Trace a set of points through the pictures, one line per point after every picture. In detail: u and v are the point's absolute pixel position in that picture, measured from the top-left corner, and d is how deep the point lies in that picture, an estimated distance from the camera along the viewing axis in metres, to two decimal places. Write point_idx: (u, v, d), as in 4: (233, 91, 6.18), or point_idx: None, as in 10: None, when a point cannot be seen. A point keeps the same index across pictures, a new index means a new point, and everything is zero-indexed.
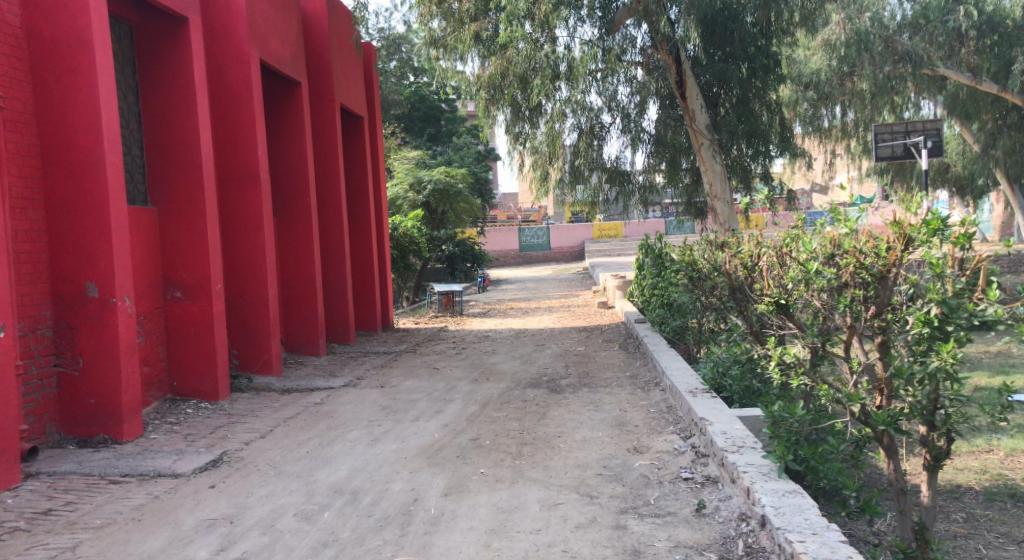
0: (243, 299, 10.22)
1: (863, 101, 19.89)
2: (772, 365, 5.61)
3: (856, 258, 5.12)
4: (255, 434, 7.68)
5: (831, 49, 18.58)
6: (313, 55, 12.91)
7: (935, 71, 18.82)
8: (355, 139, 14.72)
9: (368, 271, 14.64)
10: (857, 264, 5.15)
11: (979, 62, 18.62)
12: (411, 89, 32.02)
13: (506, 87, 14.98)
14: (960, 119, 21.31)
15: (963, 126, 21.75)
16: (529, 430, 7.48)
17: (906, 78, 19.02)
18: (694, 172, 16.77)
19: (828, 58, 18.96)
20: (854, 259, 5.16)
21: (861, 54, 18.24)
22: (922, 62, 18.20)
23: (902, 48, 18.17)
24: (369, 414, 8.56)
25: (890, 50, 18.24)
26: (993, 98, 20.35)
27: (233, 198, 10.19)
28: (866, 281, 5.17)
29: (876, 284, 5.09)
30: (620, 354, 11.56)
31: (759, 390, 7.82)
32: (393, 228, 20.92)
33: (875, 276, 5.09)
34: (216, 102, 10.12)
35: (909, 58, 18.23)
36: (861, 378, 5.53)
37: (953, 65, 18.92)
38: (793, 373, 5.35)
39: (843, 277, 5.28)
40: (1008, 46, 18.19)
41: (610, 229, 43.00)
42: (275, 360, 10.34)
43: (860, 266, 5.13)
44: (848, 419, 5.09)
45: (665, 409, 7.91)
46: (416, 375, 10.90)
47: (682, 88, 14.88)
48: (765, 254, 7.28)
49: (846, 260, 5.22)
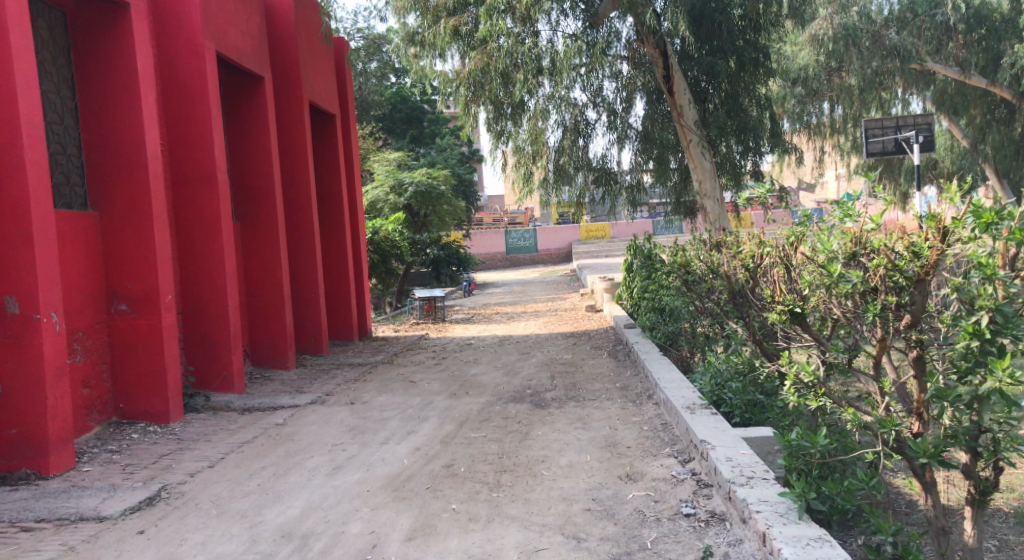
0: (201, 310, 9.43)
1: (852, 96, 19.38)
2: (787, 386, 4.89)
3: (887, 258, 4.41)
4: (203, 464, 6.89)
5: (819, 44, 17.92)
6: (279, 48, 12.13)
7: (923, 65, 18.09)
8: (327, 138, 13.92)
9: (343, 277, 13.85)
10: (888, 265, 4.43)
11: (967, 56, 17.98)
12: (393, 90, 31.25)
13: (488, 83, 14.15)
14: (948, 114, 20.60)
15: (951, 122, 21.07)
16: (510, 454, 6.71)
17: (895, 73, 18.43)
18: (683, 171, 15.94)
19: (817, 53, 18.36)
20: (885, 260, 4.44)
21: (849, 50, 17.40)
22: (911, 56, 17.45)
23: (891, 43, 17.41)
24: (335, 437, 7.77)
25: (878, 44, 17.47)
26: (982, 91, 19.69)
27: (188, 201, 9.37)
28: (899, 286, 4.49)
29: (912, 288, 4.40)
30: (609, 363, 10.79)
31: (762, 404, 7.13)
32: (374, 232, 20.05)
33: (911, 279, 4.38)
34: (167, 97, 9.30)
35: (897, 53, 17.45)
36: (894, 400, 4.86)
37: (942, 60, 18.18)
38: (812, 395, 4.62)
39: (872, 279, 4.58)
40: (996, 40, 17.68)
41: (596, 230, 42.13)
42: (236, 376, 9.53)
43: (892, 269, 4.41)
44: (880, 449, 4.40)
45: (660, 428, 7.14)
46: (391, 389, 10.10)
47: (670, 83, 14.20)
48: (768, 254, 6.62)
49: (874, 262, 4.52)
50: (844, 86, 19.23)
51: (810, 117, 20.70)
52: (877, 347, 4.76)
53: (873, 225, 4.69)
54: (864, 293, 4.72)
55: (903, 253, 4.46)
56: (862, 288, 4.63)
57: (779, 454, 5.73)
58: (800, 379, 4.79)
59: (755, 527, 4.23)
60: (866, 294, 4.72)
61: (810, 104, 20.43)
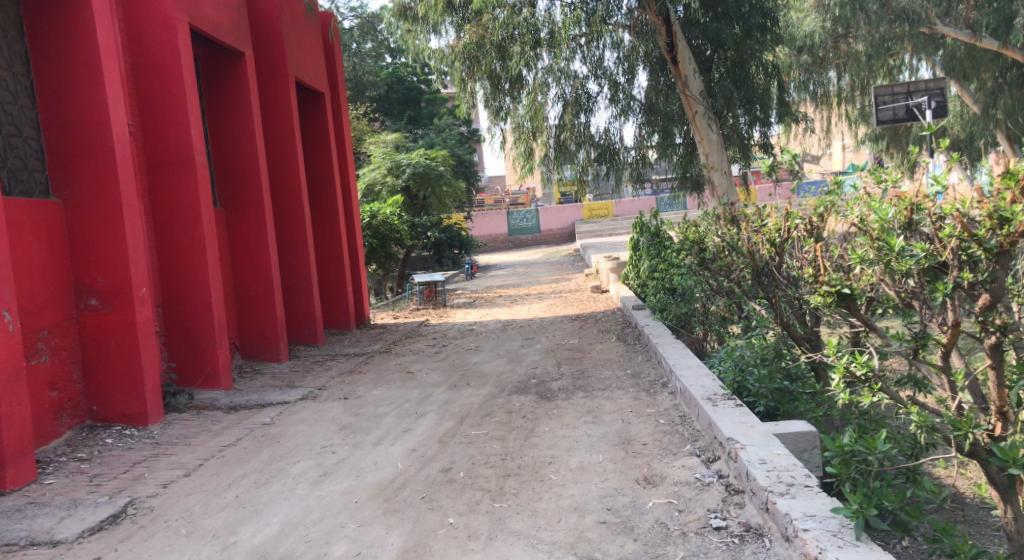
0: (183, 302, 8.79)
1: (858, 64, 18.79)
2: (837, 379, 4.61)
3: (963, 224, 4.24)
4: (178, 472, 6.24)
5: (825, 10, 17.54)
6: (260, 23, 11.43)
7: (932, 29, 17.10)
8: (315, 117, 13.23)
9: (338, 263, 13.23)
10: (960, 238, 4.32)
11: (978, 18, 16.63)
12: (388, 71, 30.53)
13: (483, 56, 13.57)
14: (958, 79, 19.65)
15: (961, 87, 20.10)
16: (514, 454, 6.08)
17: (903, 39, 17.52)
18: (689, 144, 15.16)
19: (823, 19, 17.93)
20: (957, 234, 4.33)
21: (855, 15, 16.81)
22: (919, 20, 16.50)
23: (899, 7, 16.42)
24: (324, 438, 7.12)
25: (886, 9, 16.49)
26: (992, 55, 18.57)
27: (163, 185, 8.70)
28: (975, 259, 4.35)
29: (994, 261, 4.25)
30: (618, 348, 10.13)
31: (789, 391, 6.58)
32: (372, 215, 19.26)
33: (993, 252, 4.22)
34: (137, 74, 8.61)
35: (906, 17, 16.51)
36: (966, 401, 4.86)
37: (951, 23, 17.01)
38: (866, 391, 4.45)
39: (939, 250, 4.47)
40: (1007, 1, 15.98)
41: (599, 209, 41.28)
42: (222, 372, 8.90)
43: (972, 238, 4.22)
44: (956, 453, 4.50)
45: (678, 421, 6.51)
46: (387, 382, 9.46)
47: (674, 52, 13.44)
48: (799, 226, 6.20)
49: (944, 233, 4.38)
50: (851, 52, 18.69)
51: (817, 87, 19.96)
52: (947, 334, 4.57)
53: (942, 193, 4.57)
54: (929, 269, 4.59)
55: (978, 220, 4.30)
56: (922, 266, 4.48)
57: (816, 451, 5.15)
58: (850, 374, 4.58)
59: (803, 549, 3.78)
60: (929, 270, 4.59)
61: (815, 72, 19.68)
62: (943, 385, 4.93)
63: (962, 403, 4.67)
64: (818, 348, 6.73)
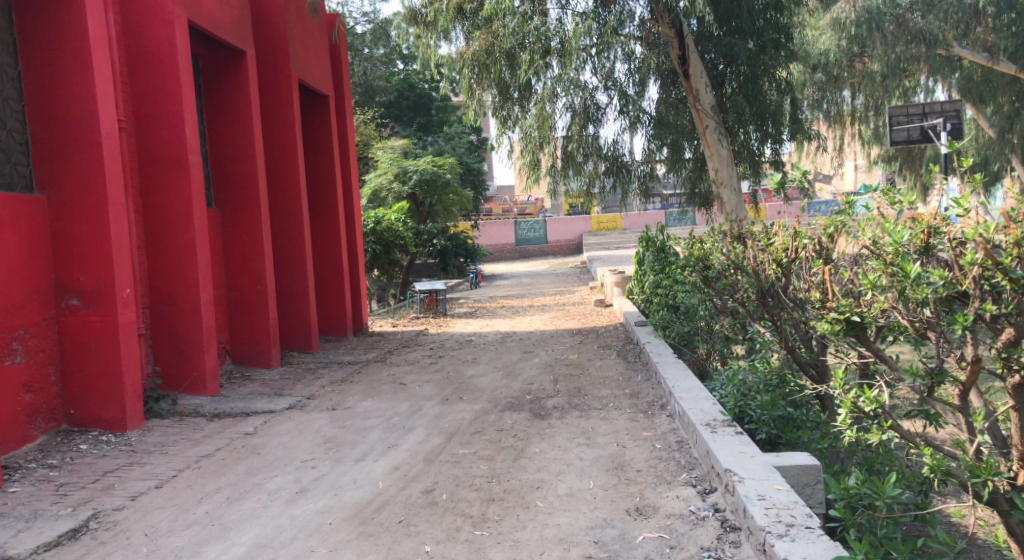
0: (170, 305, 8.49)
1: (874, 83, 18.46)
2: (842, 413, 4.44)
3: (988, 251, 4.08)
4: (150, 483, 5.96)
5: (840, 29, 17.24)
6: (265, 23, 11.20)
7: (948, 51, 16.83)
8: (319, 120, 12.97)
9: (336, 268, 12.95)
10: (984, 268, 4.15)
11: (995, 41, 16.38)
12: (400, 77, 30.33)
13: (493, 64, 13.34)
14: (973, 103, 19.33)
15: (976, 110, 19.76)
16: (500, 477, 5.79)
17: (918, 60, 17.18)
18: (699, 159, 14.88)
19: (838, 38, 17.65)
20: (980, 264, 4.16)
21: (871, 34, 16.52)
22: (937, 41, 16.12)
23: (915, 28, 16.20)
24: (306, 451, 6.84)
25: (902, 29, 16.30)
26: (1009, 78, 18.24)
27: (155, 184, 8.43)
28: (998, 289, 4.19)
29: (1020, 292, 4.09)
30: (618, 366, 9.82)
31: (793, 419, 6.29)
32: (376, 221, 19.00)
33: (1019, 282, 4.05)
34: (132, 69, 8.37)
35: (923, 38, 16.14)
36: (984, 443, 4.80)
37: (968, 45, 16.79)
38: (875, 428, 4.30)
39: (959, 278, 4.29)
40: None
41: (608, 222, 40.98)
42: (209, 378, 8.58)
43: (997, 267, 4.07)
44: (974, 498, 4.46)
45: (675, 446, 6.21)
46: (378, 393, 9.19)
47: (686, 66, 13.18)
48: (807, 246, 6.01)
49: (964, 259, 4.23)
50: (866, 72, 18.44)
51: (831, 105, 19.64)
52: (967, 373, 4.50)
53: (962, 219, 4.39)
54: (946, 298, 4.38)
55: (1003, 247, 4.16)
56: (939, 295, 4.31)
57: (819, 485, 4.90)
58: (858, 408, 4.42)
59: None
60: (949, 298, 4.40)
61: (829, 91, 19.38)
62: (959, 426, 4.88)
63: (981, 448, 4.65)
64: (824, 375, 6.57)
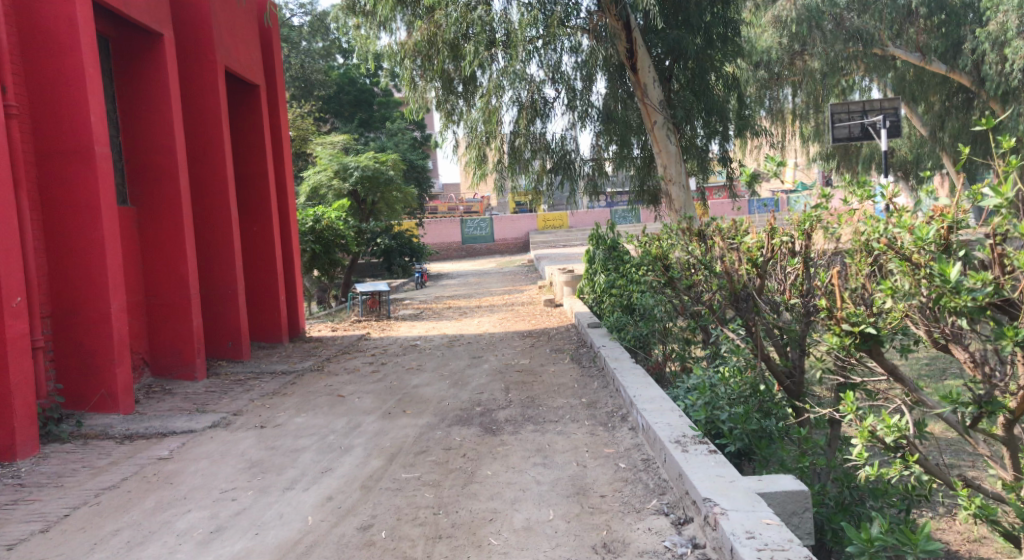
0: (76, 314, 7.60)
1: (813, 81, 17.79)
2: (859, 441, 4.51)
3: None
4: (34, 529, 5.26)
5: (782, 26, 16.57)
6: (185, 6, 10.32)
7: (883, 51, 16.78)
8: (248, 112, 12.08)
9: (271, 270, 12.11)
10: None
11: (928, 41, 16.57)
12: (340, 72, 29.40)
13: (436, 56, 12.63)
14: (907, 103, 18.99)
15: (910, 109, 19.55)
16: (448, 507, 5.12)
17: (856, 60, 16.94)
18: (647, 156, 14.34)
19: (779, 35, 16.91)
20: None
21: (811, 32, 16.23)
22: (874, 40, 16.12)
23: (851, 27, 16.05)
24: (227, 478, 6.09)
25: (839, 29, 16.13)
26: (941, 78, 18.12)
27: (57, 179, 7.54)
28: None
29: None
30: (572, 372, 9.15)
31: (767, 432, 5.72)
32: (316, 219, 18.05)
33: None
34: (26, 52, 7.48)
35: (860, 37, 16.12)
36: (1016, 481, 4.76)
37: (902, 44, 16.73)
38: (895, 465, 4.49)
39: (1003, 282, 4.16)
40: (956, 26, 16.15)
41: (554, 220, 40.57)
42: (121, 395, 7.71)
43: None
44: None
45: (642, 466, 5.59)
46: (313, 407, 8.42)
47: (633, 59, 12.53)
48: (783, 244, 5.69)
49: (1016, 262, 4.11)
50: (806, 70, 17.55)
51: (772, 102, 19.08)
52: (1017, 402, 4.40)
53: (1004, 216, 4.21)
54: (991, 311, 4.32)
55: None
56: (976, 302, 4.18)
57: (807, 513, 4.33)
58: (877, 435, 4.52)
59: None
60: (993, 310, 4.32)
61: (771, 88, 18.67)
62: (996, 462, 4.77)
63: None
64: (800, 387, 6.07)
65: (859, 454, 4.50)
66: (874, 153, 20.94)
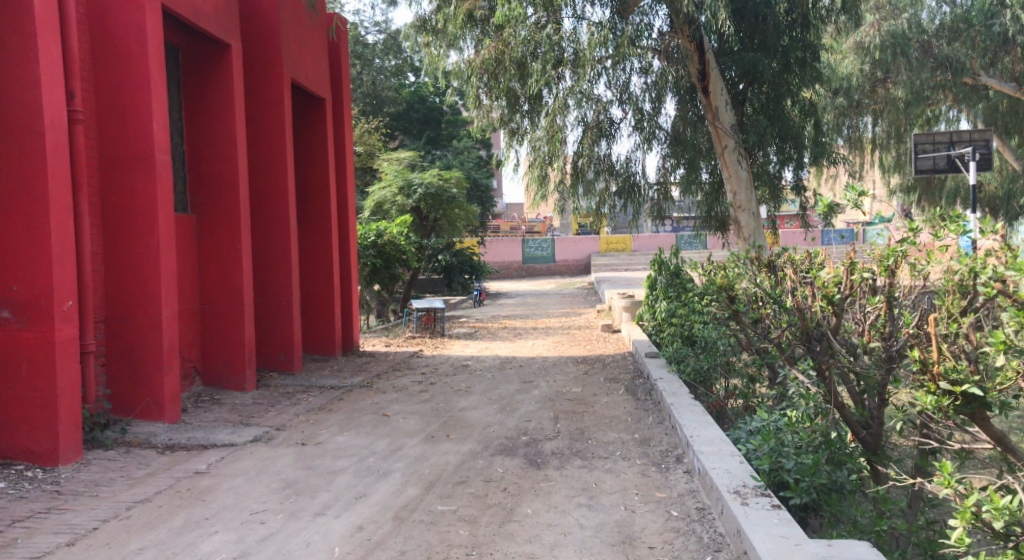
0: (126, 320, 7.48)
1: (896, 110, 17.06)
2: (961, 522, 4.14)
3: None
4: (59, 541, 5.09)
5: (864, 52, 15.94)
6: (256, 16, 10.27)
7: (974, 81, 16.09)
8: (312, 123, 11.99)
9: (327, 283, 11.96)
10: None
11: None
12: (410, 89, 29.47)
13: (502, 74, 12.38)
14: (999, 136, 18.02)
15: (1001, 142, 18.56)
16: (482, 549, 4.81)
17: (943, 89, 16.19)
18: (716, 181, 13.88)
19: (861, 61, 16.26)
20: None
21: (895, 59, 15.55)
22: (963, 69, 15.46)
23: (939, 54, 15.50)
24: (260, 498, 5.85)
25: (926, 56, 15.56)
26: None
27: (117, 186, 7.45)
28: None
29: None
30: (626, 404, 8.72)
31: (838, 486, 5.23)
32: (377, 234, 17.99)
33: None
34: (95, 56, 7.44)
35: (949, 66, 15.53)
36: None
37: (996, 73, 16.03)
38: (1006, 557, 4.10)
39: None
40: None
41: (617, 243, 39.99)
42: (167, 403, 7.54)
43: None
44: None
45: (699, 516, 5.17)
46: (356, 426, 8.16)
47: (705, 81, 12.10)
48: (864, 279, 5.24)
49: None
50: (888, 98, 16.87)
51: (851, 130, 18.12)
52: None
53: None
54: None
55: None
56: None
57: None
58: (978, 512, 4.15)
59: None
60: None
61: (850, 117, 17.84)
62: None
63: None
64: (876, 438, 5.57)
65: (959, 538, 4.12)
66: (960, 186, 19.87)
